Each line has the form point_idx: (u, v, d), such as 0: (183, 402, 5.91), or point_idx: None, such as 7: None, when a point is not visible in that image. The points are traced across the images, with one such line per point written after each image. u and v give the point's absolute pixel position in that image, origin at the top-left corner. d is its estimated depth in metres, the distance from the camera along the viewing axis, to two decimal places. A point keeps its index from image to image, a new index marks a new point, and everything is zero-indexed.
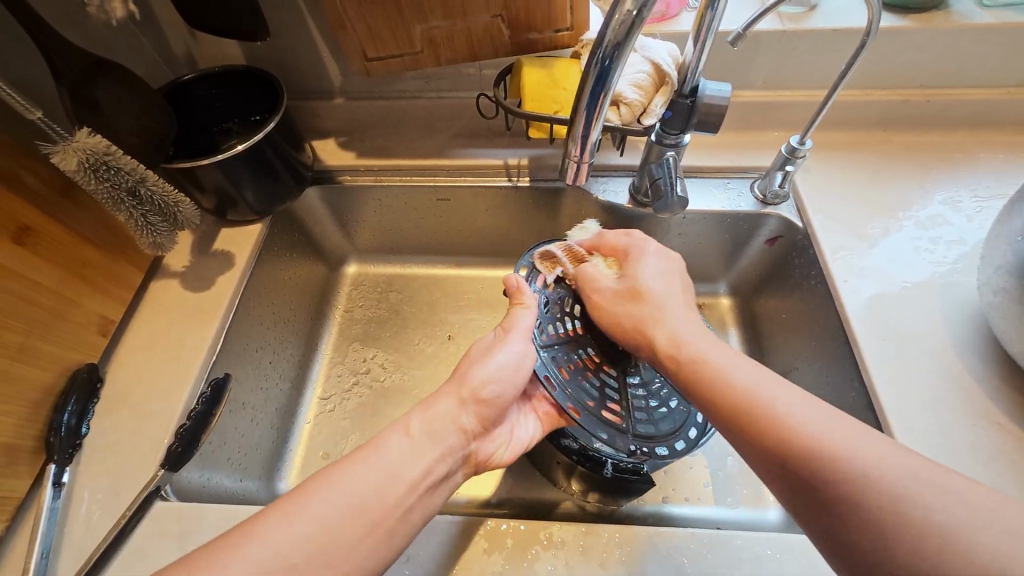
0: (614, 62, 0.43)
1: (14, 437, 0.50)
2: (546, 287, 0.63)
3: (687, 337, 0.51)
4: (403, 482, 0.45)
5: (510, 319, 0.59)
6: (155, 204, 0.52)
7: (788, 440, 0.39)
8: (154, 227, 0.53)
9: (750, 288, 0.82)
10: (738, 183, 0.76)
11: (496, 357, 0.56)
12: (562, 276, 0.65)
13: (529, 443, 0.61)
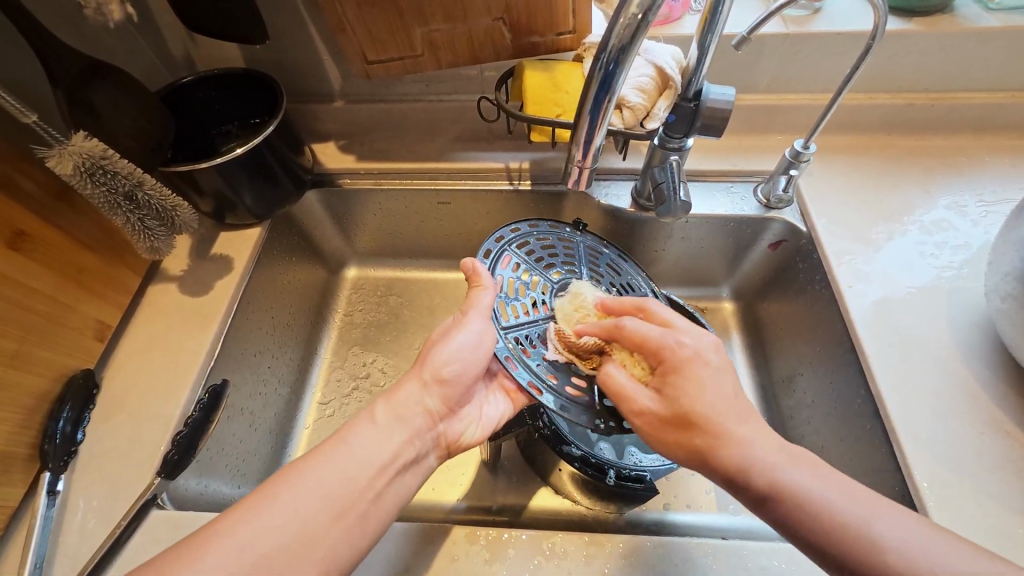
0: (619, 65, 0.42)
1: (7, 445, 0.49)
2: (514, 264, 0.58)
3: (706, 397, 0.44)
4: (370, 467, 0.45)
5: (467, 298, 0.53)
6: (152, 207, 0.51)
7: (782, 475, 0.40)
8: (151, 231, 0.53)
9: (753, 293, 0.81)
10: (742, 187, 0.75)
11: (455, 332, 0.52)
12: (535, 252, 0.61)
13: (498, 421, 0.58)
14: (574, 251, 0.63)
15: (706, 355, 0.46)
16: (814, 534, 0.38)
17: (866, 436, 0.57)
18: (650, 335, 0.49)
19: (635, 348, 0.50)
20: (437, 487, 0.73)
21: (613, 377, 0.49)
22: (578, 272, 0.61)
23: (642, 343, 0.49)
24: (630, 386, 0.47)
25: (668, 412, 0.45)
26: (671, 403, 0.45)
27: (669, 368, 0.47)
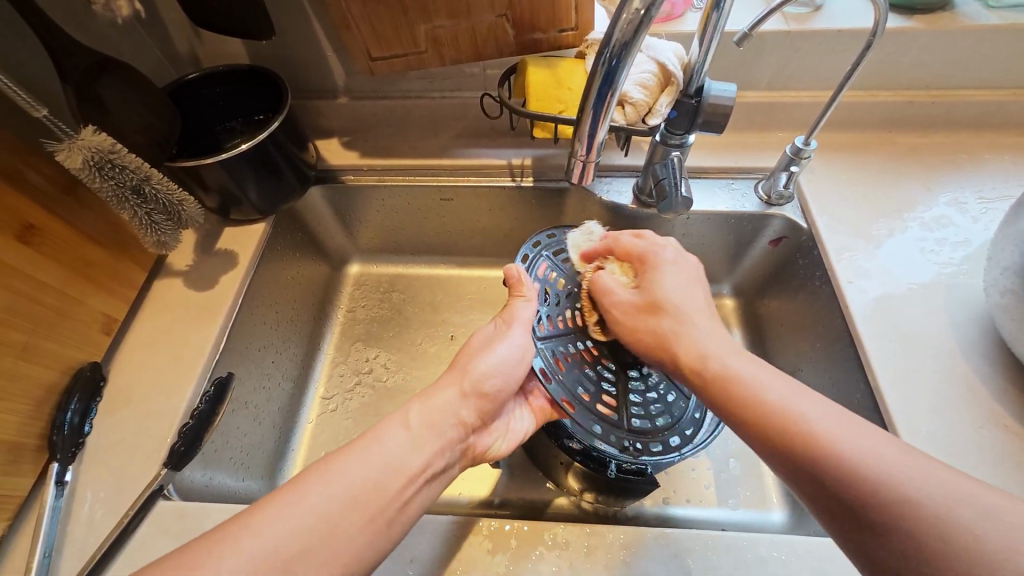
0: (622, 61, 0.42)
1: (16, 436, 0.50)
2: (549, 271, 0.63)
3: (679, 293, 0.52)
4: (402, 473, 0.45)
5: (509, 310, 0.59)
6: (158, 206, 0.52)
7: (805, 430, 0.38)
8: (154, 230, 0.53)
9: (754, 289, 0.82)
10: (742, 184, 0.75)
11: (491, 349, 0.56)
12: (568, 258, 0.64)
13: (523, 437, 0.60)
14: None
15: (673, 270, 0.54)
16: (834, 484, 0.36)
17: None
18: (635, 248, 0.59)
19: (624, 258, 0.59)
20: None
21: (602, 281, 0.58)
22: None
23: (628, 252, 0.59)
24: (613, 287, 0.56)
25: (645, 301, 0.53)
26: (651, 292, 0.53)
27: (648, 267, 0.56)
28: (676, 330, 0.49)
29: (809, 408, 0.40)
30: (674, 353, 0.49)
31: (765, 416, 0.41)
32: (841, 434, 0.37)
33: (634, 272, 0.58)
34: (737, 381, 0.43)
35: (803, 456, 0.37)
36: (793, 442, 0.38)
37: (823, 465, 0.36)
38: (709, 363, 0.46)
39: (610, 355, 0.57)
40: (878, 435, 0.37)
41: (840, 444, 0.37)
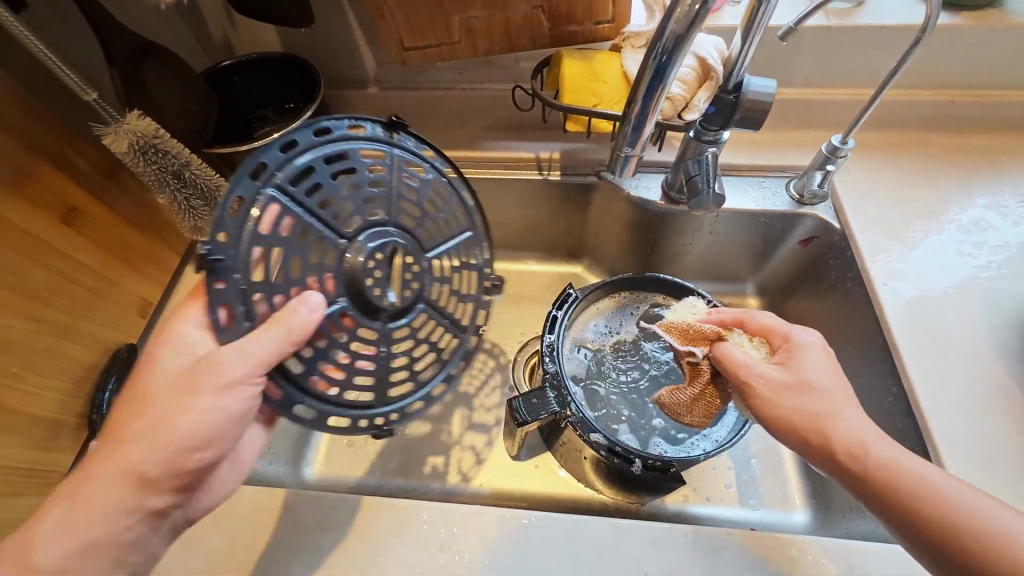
0: (673, 57, 0.42)
1: (58, 413, 0.51)
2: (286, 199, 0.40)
3: (825, 376, 0.46)
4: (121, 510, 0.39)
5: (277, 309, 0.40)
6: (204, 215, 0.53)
7: (894, 472, 0.41)
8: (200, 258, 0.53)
9: (780, 289, 0.81)
10: (773, 182, 0.74)
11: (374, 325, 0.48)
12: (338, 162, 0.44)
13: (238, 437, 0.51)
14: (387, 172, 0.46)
15: (771, 369, 0.48)
16: (899, 503, 0.41)
17: (898, 435, 0.57)
18: (774, 325, 0.52)
19: (758, 332, 0.53)
20: (460, 470, 0.75)
21: (730, 354, 0.50)
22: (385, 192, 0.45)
23: (766, 329, 0.52)
24: (748, 359, 0.49)
25: (789, 380, 0.47)
26: (794, 372, 0.47)
27: (793, 346, 0.49)
28: (806, 400, 0.46)
29: (904, 458, 0.42)
30: (809, 430, 0.45)
31: (837, 456, 0.44)
32: (932, 477, 0.41)
33: (770, 350, 0.52)
34: (834, 429, 0.44)
35: (894, 498, 0.41)
36: (872, 483, 0.42)
37: (895, 501, 0.41)
38: (817, 422, 0.44)
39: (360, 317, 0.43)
40: (946, 474, 0.41)
41: (912, 484, 0.41)
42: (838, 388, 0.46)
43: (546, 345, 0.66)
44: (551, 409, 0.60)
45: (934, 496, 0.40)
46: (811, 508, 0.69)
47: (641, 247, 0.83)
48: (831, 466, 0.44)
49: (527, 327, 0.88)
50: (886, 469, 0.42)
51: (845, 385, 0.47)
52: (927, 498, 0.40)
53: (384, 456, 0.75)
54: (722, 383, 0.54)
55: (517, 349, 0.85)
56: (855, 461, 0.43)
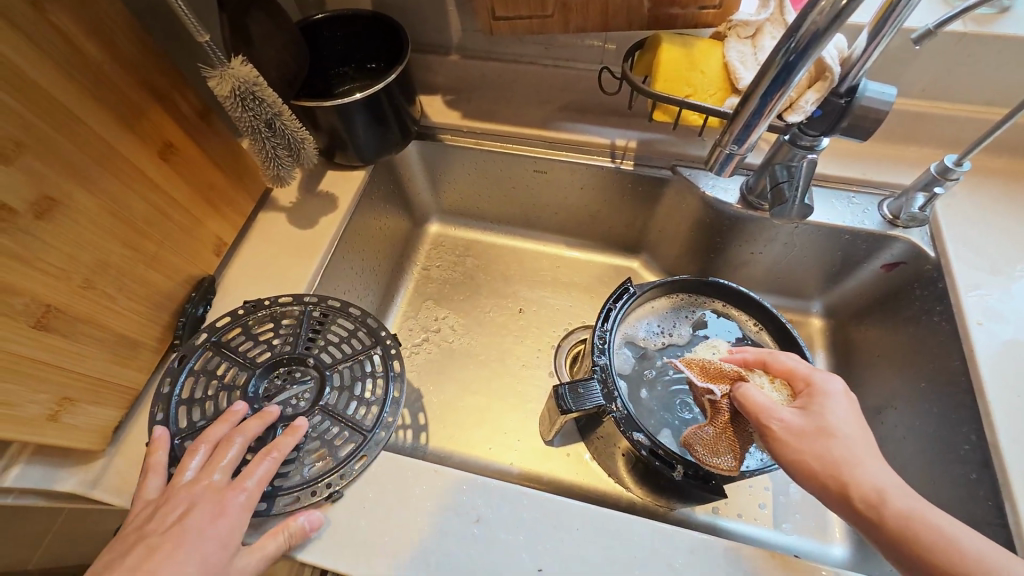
0: (803, 56, 0.40)
1: (143, 335, 0.54)
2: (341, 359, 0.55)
3: (846, 426, 0.44)
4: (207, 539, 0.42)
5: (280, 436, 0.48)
6: (341, 325, 0.57)
7: (913, 527, 0.39)
8: (303, 334, 0.57)
9: (849, 313, 0.76)
10: (865, 198, 0.69)
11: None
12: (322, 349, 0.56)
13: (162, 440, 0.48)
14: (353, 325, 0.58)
15: (793, 415, 0.45)
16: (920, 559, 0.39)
17: (969, 485, 0.54)
18: (797, 367, 0.49)
19: (780, 375, 0.50)
20: (493, 444, 0.76)
21: (750, 395, 0.47)
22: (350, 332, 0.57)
23: (789, 371, 0.49)
24: (770, 403, 0.46)
25: (810, 425, 0.44)
26: (816, 419, 0.44)
27: (814, 392, 0.46)
28: (828, 447, 0.43)
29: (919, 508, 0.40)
30: (830, 478, 0.42)
31: (853, 503, 0.41)
32: (951, 530, 0.39)
33: (791, 394, 0.49)
34: (853, 477, 0.42)
35: (911, 552, 0.39)
36: (890, 534, 0.40)
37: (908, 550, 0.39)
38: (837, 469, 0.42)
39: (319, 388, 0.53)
40: (962, 527, 0.40)
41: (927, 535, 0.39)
42: (860, 438, 0.43)
43: (598, 337, 0.65)
44: (596, 403, 0.59)
45: (950, 552, 0.38)
46: (851, 542, 0.67)
47: (705, 249, 0.80)
48: (843, 512, 0.42)
49: (574, 314, 0.87)
50: (905, 522, 0.40)
51: (869, 434, 0.44)
52: (948, 554, 0.38)
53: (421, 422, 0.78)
54: (741, 424, 0.51)
55: (563, 335, 0.85)
56: (871, 510, 0.41)
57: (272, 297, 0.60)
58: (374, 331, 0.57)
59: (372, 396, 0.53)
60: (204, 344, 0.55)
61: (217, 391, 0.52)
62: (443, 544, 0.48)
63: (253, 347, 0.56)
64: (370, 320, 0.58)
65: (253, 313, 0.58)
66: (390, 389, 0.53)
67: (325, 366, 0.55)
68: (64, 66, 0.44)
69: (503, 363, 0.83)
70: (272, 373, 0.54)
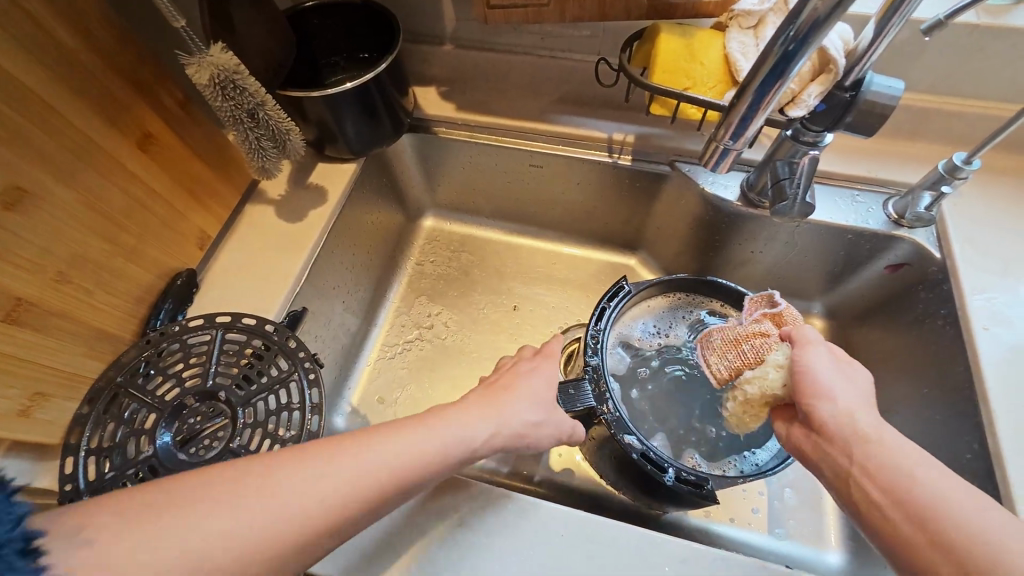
0: (803, 46, 0.38)
1: (121, 330, 0.53)
2: (253, 395, 0.52)
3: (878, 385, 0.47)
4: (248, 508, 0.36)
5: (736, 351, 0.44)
6: (256, 348, 0.55)
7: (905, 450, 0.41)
8: (215, 366, 0.54)
9: (850, 315, 0.75)
10: (869, 197, 0.67)
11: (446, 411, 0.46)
12: (232, 385, 0.53)
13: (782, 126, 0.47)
14: (258, 355, 0.55)
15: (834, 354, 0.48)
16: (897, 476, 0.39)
17: None
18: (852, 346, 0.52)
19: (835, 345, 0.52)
20: None
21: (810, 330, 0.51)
22: (261, 364, 0.54)
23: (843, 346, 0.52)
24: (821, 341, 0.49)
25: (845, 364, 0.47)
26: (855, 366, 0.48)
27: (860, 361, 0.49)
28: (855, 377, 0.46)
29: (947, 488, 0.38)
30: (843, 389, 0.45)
31: (878, 471, 0.40)
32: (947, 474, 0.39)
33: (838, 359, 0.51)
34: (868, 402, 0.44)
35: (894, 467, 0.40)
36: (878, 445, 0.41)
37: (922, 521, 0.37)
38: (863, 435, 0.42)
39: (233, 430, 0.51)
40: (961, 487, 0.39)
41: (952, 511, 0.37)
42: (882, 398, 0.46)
43: (590, 336, 0.63)
44: (587, 404, 0.58)
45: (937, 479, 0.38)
46: (846, 549, 0.65)
47: (703, 248, 0.78)
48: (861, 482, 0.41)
49: (569, 312, 0.86)
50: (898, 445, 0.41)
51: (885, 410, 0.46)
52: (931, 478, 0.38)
53: None
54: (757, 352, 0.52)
55: (557, 334, 0.83)
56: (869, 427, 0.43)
57: (182, 321, 0.56)
58: (292, 354, 0.55)
59: (288, 431, 0.51)
60: (111, 387, 0.50)
61: (128, 437, 0.49)
62: (428, 546, 0.46)
63: (161, 384, 0.52)
64: (292, 340, 0.56)
65: (158, 345, 0.54)
66: (309, 422, 0.51)
67: (237, 400, 0.52)
68: (33, 51, 0.42)
69: (496, 361, 0.82)
70: (180, 416, 0.51)
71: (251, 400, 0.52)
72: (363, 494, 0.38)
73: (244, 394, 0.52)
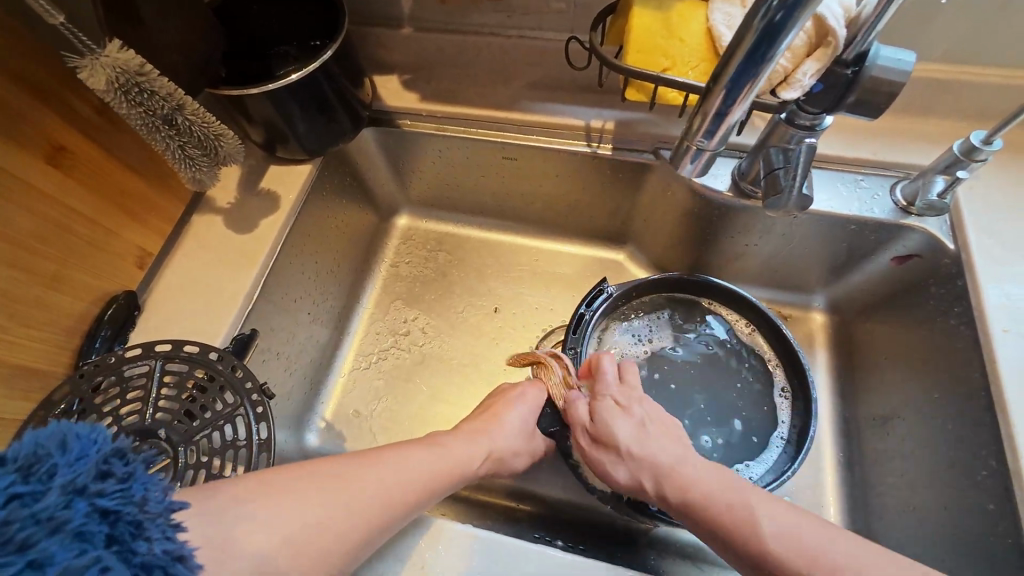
0: (790, 16, 0.32)
1: (49, 364, 0.49)
2: (195, 433, 0.48)
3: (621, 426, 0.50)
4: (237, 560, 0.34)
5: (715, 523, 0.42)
6: (199, 379, 0.50)
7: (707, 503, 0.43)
8: (155, 400, 0.49)
9: (855, 309, 0.69)
10: (874, 181, 0.60)
11: (397, 454, 0.43)
12: (172, 423, 0.48)
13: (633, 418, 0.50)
14: (200, 390, 0.50)
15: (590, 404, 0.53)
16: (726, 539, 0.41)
17: (986, 517, 0.49)
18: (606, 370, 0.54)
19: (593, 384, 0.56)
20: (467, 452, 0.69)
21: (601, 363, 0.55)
22: (202, 399, 0.49)
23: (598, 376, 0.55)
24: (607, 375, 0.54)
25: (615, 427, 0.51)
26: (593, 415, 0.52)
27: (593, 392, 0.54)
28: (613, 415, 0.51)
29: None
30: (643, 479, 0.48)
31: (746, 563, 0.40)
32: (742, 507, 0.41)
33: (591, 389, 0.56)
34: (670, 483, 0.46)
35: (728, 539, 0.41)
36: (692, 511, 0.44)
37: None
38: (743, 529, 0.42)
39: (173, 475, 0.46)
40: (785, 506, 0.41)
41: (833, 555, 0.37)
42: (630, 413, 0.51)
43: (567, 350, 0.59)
44: (565, 424, 0.57)
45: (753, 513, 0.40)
46: None
47: (695, 241, 0.72)
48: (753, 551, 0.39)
49: (554, 313, 0.80)
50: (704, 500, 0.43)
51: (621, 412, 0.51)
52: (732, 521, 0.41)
53: (391, 434, 0.73)
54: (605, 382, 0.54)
55: (541, 337, 0.78)
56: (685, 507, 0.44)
57: (118, 351, 0.51)
58: (238, 385, 0.50)
59: (235, 471, 0.47)
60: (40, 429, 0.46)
61: None
62: None
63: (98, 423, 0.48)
64: (238, 370, 0.51)
65: (92, 379, 0.49)
66: (257, 461, 0.47)
67: (178, 438, 0.48)
68: None
69: (476, 368, 0.77)
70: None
71: (194, 438, 0.48)
72: (371, 508, 0.39)
73: (186, 434, 0.48)
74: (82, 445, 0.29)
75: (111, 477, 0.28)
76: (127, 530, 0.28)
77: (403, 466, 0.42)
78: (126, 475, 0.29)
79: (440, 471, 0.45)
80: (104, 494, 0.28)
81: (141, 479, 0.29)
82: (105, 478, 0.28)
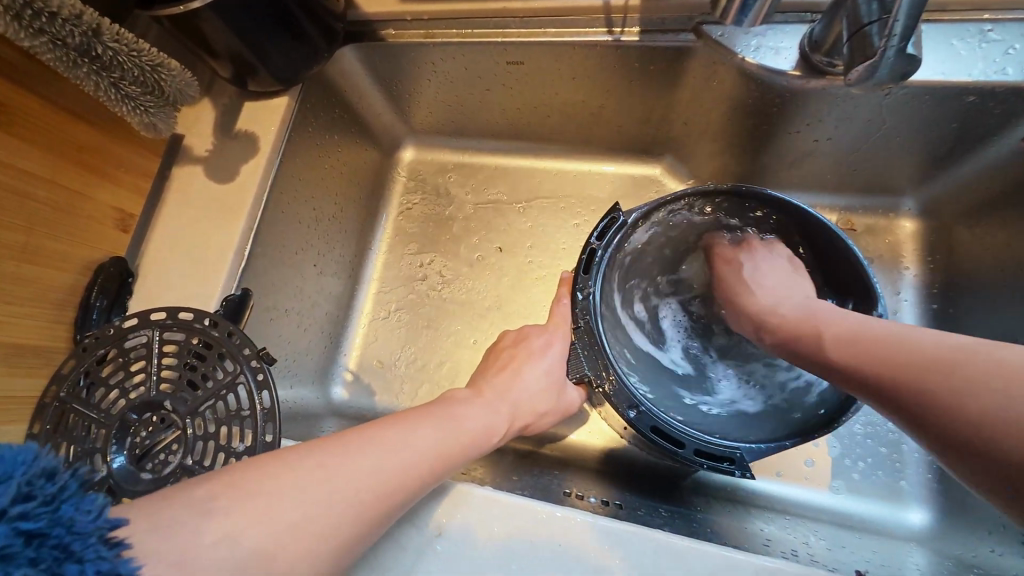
0: None
1: (46, 340, 0.47)
2: (201, 405, 0.45)
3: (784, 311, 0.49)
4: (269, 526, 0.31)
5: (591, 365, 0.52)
6: (196, 347, 0.47)
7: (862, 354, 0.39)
8: (158, 371, 0.47)
9: (963, 208, 0.55)
10: (1009, 31, 0.44)
11: (392, 434, 0.37)
12: (177, 394, 0.46)
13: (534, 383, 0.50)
14: (198, 360, 0.47)
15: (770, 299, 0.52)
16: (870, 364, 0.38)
17: None
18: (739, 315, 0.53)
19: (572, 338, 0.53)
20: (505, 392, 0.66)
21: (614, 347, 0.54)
22: (201, 368, 0.46)
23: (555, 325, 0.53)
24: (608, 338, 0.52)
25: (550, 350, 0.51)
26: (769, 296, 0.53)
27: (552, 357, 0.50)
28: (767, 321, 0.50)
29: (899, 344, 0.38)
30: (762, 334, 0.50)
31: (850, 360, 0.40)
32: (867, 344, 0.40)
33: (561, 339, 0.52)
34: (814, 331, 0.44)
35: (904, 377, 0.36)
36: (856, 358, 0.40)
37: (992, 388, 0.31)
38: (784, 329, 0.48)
39: (184, 449, 0.45)
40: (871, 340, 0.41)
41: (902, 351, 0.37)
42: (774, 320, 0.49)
43: (580, 287, 0.50)
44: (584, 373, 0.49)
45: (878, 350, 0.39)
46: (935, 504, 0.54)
47: (750, 141, 0.58)
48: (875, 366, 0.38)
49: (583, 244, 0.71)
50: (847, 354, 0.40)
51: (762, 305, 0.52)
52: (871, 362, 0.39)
53: (413, 383, 0.70)
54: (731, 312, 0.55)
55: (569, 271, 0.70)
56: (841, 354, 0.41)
57: (115, 322, 0.48)
58: (237, 353, 0.46)
59: (243, 441, 0.44)
60: (52, 402, 0.45)
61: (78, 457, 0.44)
62: (401, 562, 0.38)
63: (109, 394, 0.46)
64: (235, 335, 0.47)
65: (94, 352, 0.46)
66: (262, 432, 0.44)
67: (184, 409, 0.46)
68: None
69: (500, 309, 0.71)
70: (128, 432, 0.45)
71: (200, 410, 0.45)
72: (360, 503, 0.33)
73: (192, 406, 0.45)
74: (7, 463, 0.26)
75: (33, 499, 0.25)
76: (52, 553, 0.24)
77: (405, 442, 0.36)
78: (51, 497, 0.26)
79: (451, 439, 0.39)
80: (27, 516, 0.25)
81: (71, 500, 0.26)
82: (26, 501, 0.25)
